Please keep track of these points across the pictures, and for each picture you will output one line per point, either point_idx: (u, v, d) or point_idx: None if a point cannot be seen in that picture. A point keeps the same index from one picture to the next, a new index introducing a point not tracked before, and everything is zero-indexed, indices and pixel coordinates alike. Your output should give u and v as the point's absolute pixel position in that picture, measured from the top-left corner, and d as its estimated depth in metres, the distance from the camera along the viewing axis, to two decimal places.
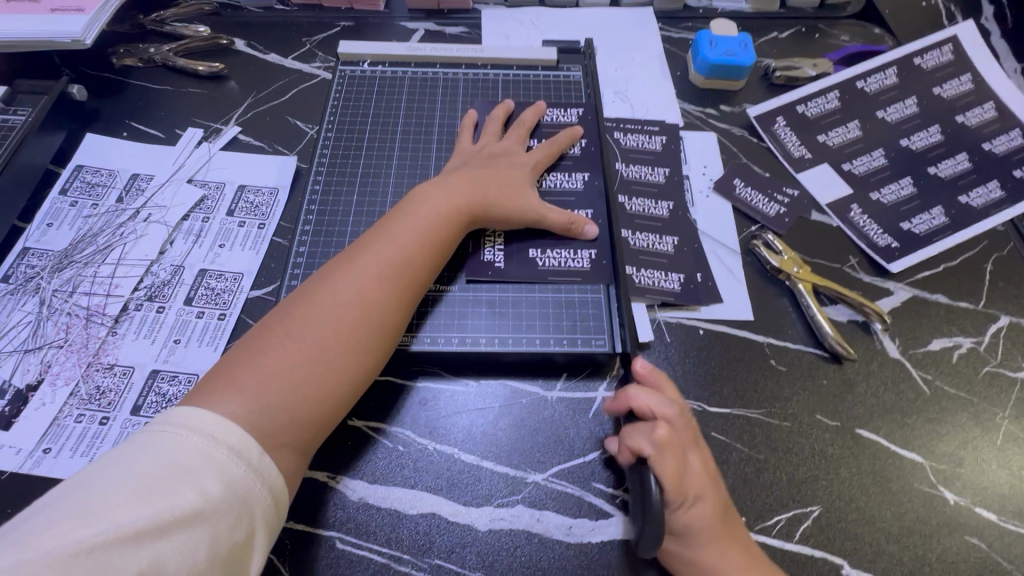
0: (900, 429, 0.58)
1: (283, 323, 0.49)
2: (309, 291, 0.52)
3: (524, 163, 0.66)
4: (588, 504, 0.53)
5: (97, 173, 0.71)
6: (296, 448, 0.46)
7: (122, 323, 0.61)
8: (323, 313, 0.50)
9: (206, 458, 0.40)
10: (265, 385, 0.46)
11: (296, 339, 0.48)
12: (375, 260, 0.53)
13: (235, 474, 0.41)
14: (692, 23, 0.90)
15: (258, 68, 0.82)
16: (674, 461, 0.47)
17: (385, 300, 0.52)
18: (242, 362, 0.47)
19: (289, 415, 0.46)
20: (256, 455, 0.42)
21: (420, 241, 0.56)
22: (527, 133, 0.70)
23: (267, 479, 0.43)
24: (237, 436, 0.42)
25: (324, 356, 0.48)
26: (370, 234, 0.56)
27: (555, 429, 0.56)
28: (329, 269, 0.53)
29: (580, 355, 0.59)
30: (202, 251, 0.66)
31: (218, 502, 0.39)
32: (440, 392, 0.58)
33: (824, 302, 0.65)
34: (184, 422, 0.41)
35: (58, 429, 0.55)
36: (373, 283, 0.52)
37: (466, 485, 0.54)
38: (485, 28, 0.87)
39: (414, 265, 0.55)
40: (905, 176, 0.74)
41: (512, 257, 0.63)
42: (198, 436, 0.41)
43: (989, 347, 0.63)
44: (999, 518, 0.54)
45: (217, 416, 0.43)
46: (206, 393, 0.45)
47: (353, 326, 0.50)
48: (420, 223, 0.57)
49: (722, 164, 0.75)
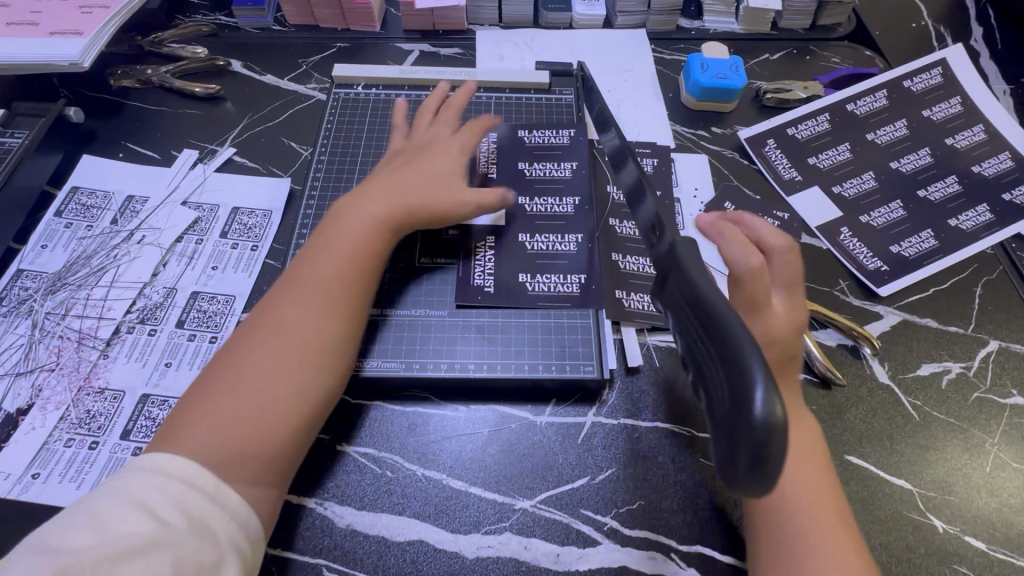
0: (889, 455, 0.58)
1: (229, 363, 0.49)
2: (247, 332, 0.51)
3: (444, 154, 0.65)
4: (576, 531, 0.53)
5: (93, 195, 0.72)
6: (262, 479, 0.46)
7: (114, 346, 0.61)
8: (265, 349, 0.50)
9: (162, 492, 0.41)
10: (219, 428, 0.45)
11: (244, 378, 0.48)
12: (308, 287, 0.53)
13: (191, 500, 0.42)
14: (684, 45, 0.91)
15: (254, 89, 0.83)
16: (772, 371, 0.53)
17: (325, 322, 0.52)
18: (195, 406, 0.47)
19: (247, 448, 0.46)
20: (211, 485, 0.43)
21: (350, 257, 0.55)
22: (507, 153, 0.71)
23: (225, 502, 0.43)
24: (190, 468, 0.43)
25: (273, 386, 0.48)
26: (301, 259, 0.56)
27: (544, 455, 0.57)
28: (272, 300, 0.53)
29: (569, 380, 0.59)
30: (195, 273, 0.66)
31: (174, 526, 0.40)
32: (429, 417, 0.58)
33: (813, 326, 0.65)
34: (139, 463, 0.43)
35: (47, 454, 0.55)
36: (308, 310, 0.52)
37: (454, 512, 0.54)
38: (480, 49, 0.88)
39: (348, 279, 0.54)
40: (895, 199, 0.75)
41: (498, 275, 0.64)
42: (155, 475, 0.42)
43: (978, 372, 0.63)
44: (988, 546, 0.54)
45: (173, 456, 0.44)
46: (163, 441, 0.45)
47: (298, 354, 0.50)
48: (352, 240, 0.56)
49: (713, 187, 0.76)
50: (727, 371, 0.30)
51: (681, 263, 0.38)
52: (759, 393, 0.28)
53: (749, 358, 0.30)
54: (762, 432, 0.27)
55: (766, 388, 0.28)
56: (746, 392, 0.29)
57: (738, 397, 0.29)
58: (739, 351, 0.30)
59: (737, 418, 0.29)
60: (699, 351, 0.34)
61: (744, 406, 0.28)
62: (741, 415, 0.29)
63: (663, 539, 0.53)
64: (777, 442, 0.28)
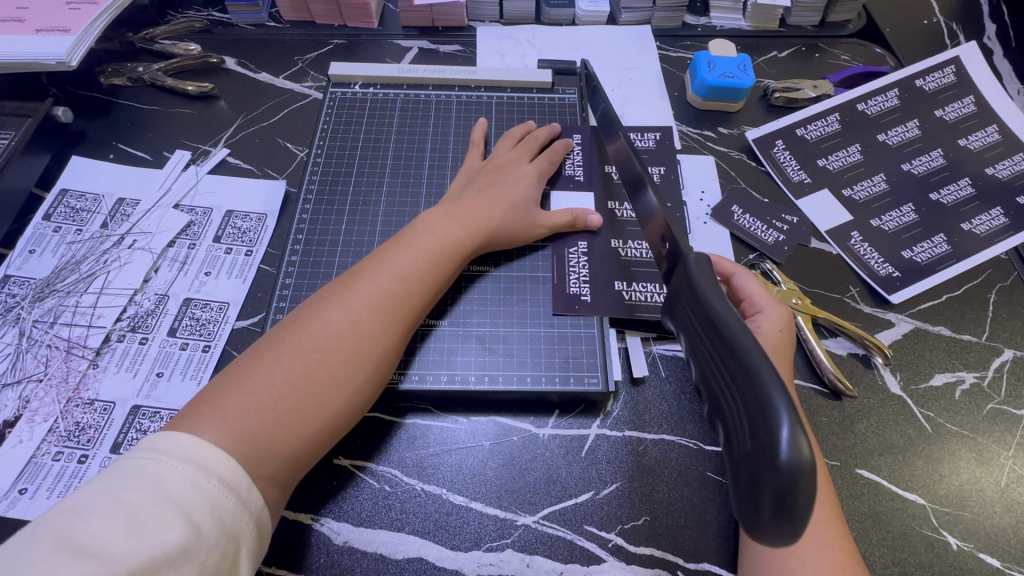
0: (901, 469, 0.57)
1: (271, 351, 0.47)
2: (302, 317, 0.50)
3: (529, 180, 0.65)
4: (579, 549, 0.51)
5: (82, 197, 0.70)
6: (278, 482, 0.44)
7: (103, 355, 0.59)
8: (313, 342, 0.48)
9: (198, 491, 0.38)
10: (250, 416, 0.43)
11: (285, 368, 0.46)
12: (371, 290, 0.52)
13: (225, 506, 0.39)
14: (690, 42, 0.88)
15: (249, 88, 0.81)
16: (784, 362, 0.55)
17: (379, 332, 0.51)
18: (225, 390, 0.45)
19: (272, 447, 0.43)
20: (245, 488, 0.41)
21: (419, 271, 0.54)
22: (538, 145, 0.70)
23: (253, 508, 0.41)
24: (227, 466, 0.40)
25: (313, 387, 0.46)
26: (366, 262, 0.55)
27: (546, 469, 0.55)
28: (325, 295, 0.52)
29: (573, 393, 0.57)
30: (187, 279, 0.64)
31: (208, 537, 0.37)
32: (429, 429, 0.57)
33: (823, 334, 0.64)
34: (173, 450, 0.39)
35: (34, 468, 0.53)
36: (367, 314, 0.51)
37: (454, 529, 0.52)
38: (480, 46, 0.85)
39: (414, 295, 0.53)
40: (907, 202, 0.73)
41: (592, 283, 0.63)
42: (189, 467, 0.39)
43: (992, 382, 0.62)
44: (1003, 564, 0.52)
45: (203, 444, 0.40)
46: (190, 420, 0.42)
47: (343, 358, 0.48)
48: (422, 252, 0.56)
49: (720, 189, 0.74)
50: (747, 402, 0.29)
51: (693, 282, 0.37)
52: (786, 431, 0.27)
53: (773, 391, 0.28)
54: (787, 474, 0.27)
55: (792, 425, 0.27)
56: (772, 429, 0.27)
57: (762, 436, 0.28)
58: (762, 382, 0.29)
59: (760, 456, 0.28)
60: (715, 377, 0.33)
61: (769, 444, 0.27)
62: (765, 453, 0.27)
63: (670, 557, 0.51)
64: (804, 485, 0.27)
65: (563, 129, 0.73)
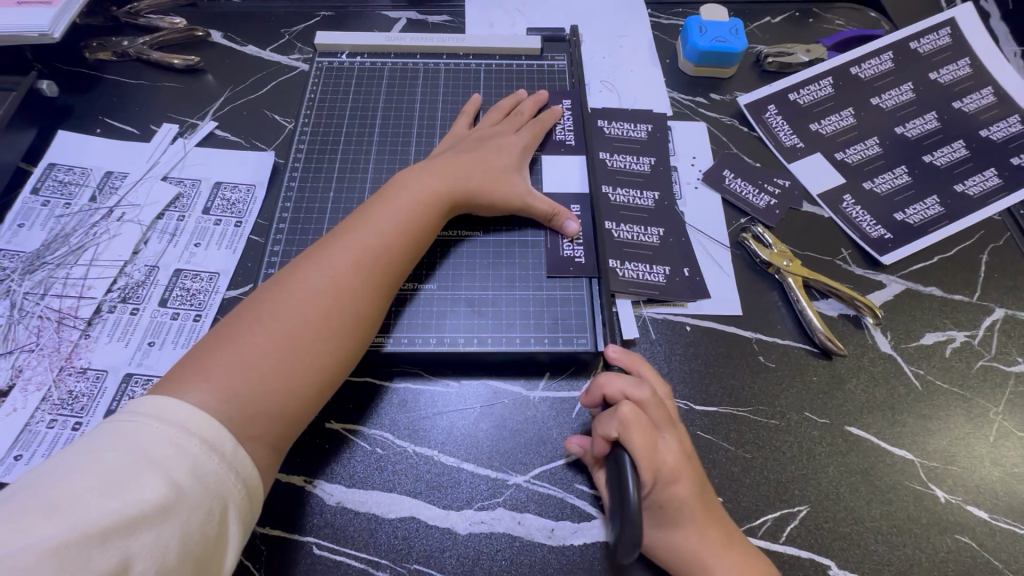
0: (890, 425, 0.57)
1: (254, 312, 0.48)
2: (282, 278, 0.50)
3: (509, 144, 0.65)
4: (571, 506, 0.52)
5: (70, 171, 0.69)
6: (268, 443, 0.44)
7: (95, 326, 0.59)
8: (293, 301, 0.48)
9: (179, 450, 0.39)
10: (235, 375, 0.44)
11: (266, 327, 0.47)
12: (350, 249, 0.52)
13: (208, 467, 0.39)
14: (681, 8, 0.87)
15: (236, 61, 0.80)
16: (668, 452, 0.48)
17: (360, 289, 0.51)
18: (209, 352, 0.45)
19: (258, 404, 0.44)
20: (230, 448, 0.41)
21: (397, 231, 0.54)
22: (527, 119, 0.69)
23: (240, 469, 0.41)
24: (210, 427, 0.40)
25: (294, 343, 0.47)
26: (346, 223, 0.55)
27: (537, 430, 0.55)
28: (304, 257, 0.52)
29: (562, 354, 0.57)
30: (177, 251, 0.64)
31: (189, 496, 0.37)
32: (420, 393, 0.57)
33: (814, 296, 0.64)
34: (156, 413, 0.40)
35: (29, 435, 0.53)
36: (347, 271, 0.51)
37: (446, 489, 0.53)
38: (469, 16, 0.84)
39: (392, 252, 0.53)
40: (900, 165, 0.72)
41: (587, 246, 0.63)
42: (170, 428, 0.39)
43: (983, 341, 0.62)
44: (990, 516, 0.53)
45: (185, 406, 0.41)
46: (175, 383, 0.43)
47: (324, 315, 0.48)
48: (399, 212, 0.55)
49: (711, 154, 0.73)
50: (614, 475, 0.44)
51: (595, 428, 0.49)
52: (630, 492, 0.41)
53: (625, 467, 0.43)
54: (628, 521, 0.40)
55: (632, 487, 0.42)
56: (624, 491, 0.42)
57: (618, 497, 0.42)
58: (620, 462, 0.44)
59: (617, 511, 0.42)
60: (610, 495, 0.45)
61: (623, 500, 0.41)
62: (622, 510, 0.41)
63: None
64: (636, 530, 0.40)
65: (551, 95, 0.73)
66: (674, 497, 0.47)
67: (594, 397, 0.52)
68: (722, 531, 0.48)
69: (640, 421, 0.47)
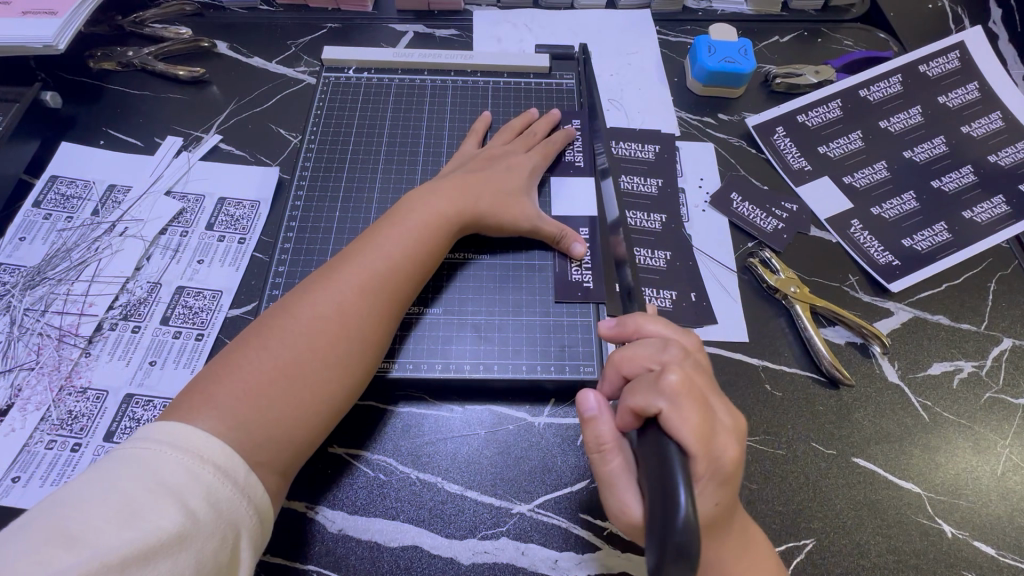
0: (897, 457, 0.56)
1: (261, 339, 0.47)
2: (290, 303, 0.50)
3: (518, 164, 0.64)
4: (576, 537, 0.51)
5: (72, 184, 0.69)
6: (277, 470, 0.44)
7: (96, 343, 0.59)
8: (301, 327, 0.48)
9: (192, 478, 0.38)
10: (243, 404, 0.43)
11: (274, 354, 0.46)
12: (358, 272, 0.51)
13: (223, 494, 0.39)
14: (690, 26, 0.87)
15: (241, 73, 0.79)
16: (688, 394, 0.41)
17: (368, 314, 0.50)
18: (216, 378, 0.45)
19: (267, 433, 0.43)
20: (242, 474, 0.40)
21: (406, 254, 0.54)
22: (537, 141, 0.68)
23: (253, 496, 0.41)
24: (223, 453, 0.40)
25: (302, 371, 0.46)
26: (353, 245, 0.54)
27: (542, 457, 0.55)
28: (312, 281, 0.52)
29: (568, 381, 0.57)
30: (179, 267, 0.64)
31: (203, 524, 0.37)
32: (424, 418, 0.56)
33: (821, 323, 0.63)
34: (170, 440, 0.39)
35: (28, 456, 0.53)
36: (355, 296, 0.50)
37: (449, 517, 0.52)
38: (477, 31, 0.84)
39: (400, 275, 0.53)
40: (908, 191, 0.72)
41: (595, 270, 0.62)
42: (183, 455, 0.39)
43: (990, 371, 0.61)
44: (997, 552, 0.53)
45: (196, 432, 0.40)
46: (182, 411, 0.42)
47: (332, 341, 0.48)
48: (408, 234, 0.55)
49: (719, 177, 0.73)
50: (657, 471, 0.37)
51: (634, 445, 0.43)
52: (682, 492, 0.34)
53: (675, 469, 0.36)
54: (683, 532, 0.33)
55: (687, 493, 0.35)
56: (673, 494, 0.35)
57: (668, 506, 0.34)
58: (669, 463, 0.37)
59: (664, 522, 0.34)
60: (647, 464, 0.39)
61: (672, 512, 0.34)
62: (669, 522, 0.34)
63: None
64: (691, 545, 0.33)
65: (561, 115, 0.72)
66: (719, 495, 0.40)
67: (614, 377, 0.48)
68: (737, 530, 0.44)
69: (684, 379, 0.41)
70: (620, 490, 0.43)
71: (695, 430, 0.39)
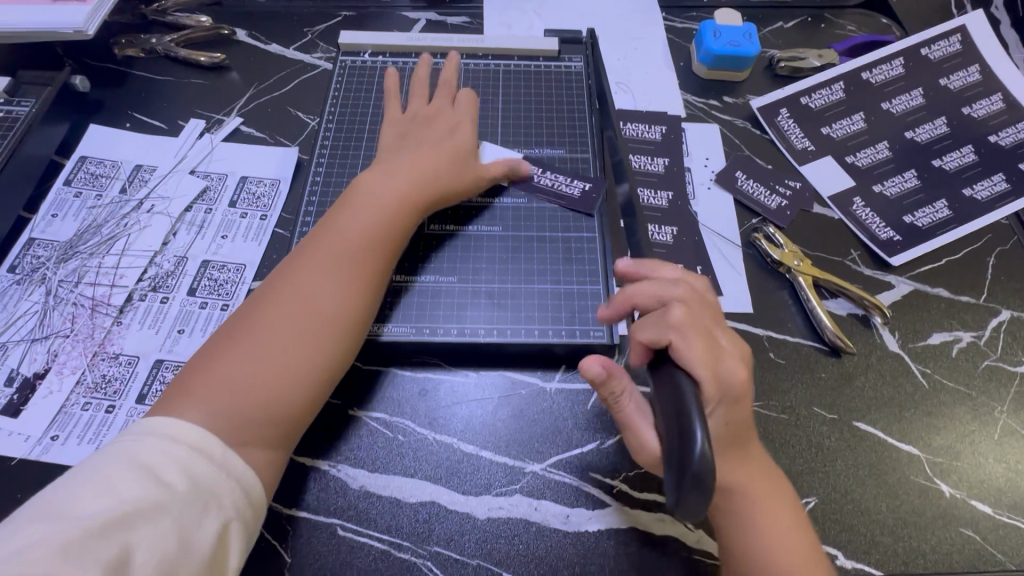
0: (897, 421, 0.58)
1: (236, 331, 0.50)
2: (260, 296, 0.52)
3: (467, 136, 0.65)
4: (586, 494, 0.54)
5: (101, 164, 0.72)
6: (265, 445, 0.47)
7: (126, 313, 0.61)
8: (272, 316, 0.50)
9: (168, 456, 0.41)
10: (223, 392, 0.46)
11: (249, 345, 0.48)
12: (322, 258, 0.53)
13: (199, 467, 0.42)
14: (696, 12, 0.89)
15: (261, 58, 0.82)
16: (700, 339, 0.45)
17: (336, 293, 0.52)
18: (198, 374, 0.47)
19: (249, 414, 0.46)
20: (219, 451, 0.43)
21: (371, 229, 0.55)
22: (471, 105, 0.68)
23: (232, 469, 0.44)
24: (197, 434, 0.43)
25: (276, 356, 0.48)
26: (316, 232, 0.56)
27: (553, 420, 0.57)
28: (282, 270, 0.54)
29: (578, 346, 0.59)
30: (204, 242, 0.66)
31: (180, 493, 0.40)
32: (440, 383, 0.59)
33: (824, 295, 0.65)
34: (147, 427, 0.43)
35: (65, 417, 0.56)
36: (321, 279, 0.52)
37: (465, 475, 0.54)
38: (487, 17, 0.86)
39: (365, 254, 0.54)
40: (909, 169, 0.74)
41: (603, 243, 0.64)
42: (159, 439, 0.42)
43: (989, 341, 0.63)
44: (994, 510, 0.54)
45: (172, 421, 0.44)
46: (165, 405, 0.46)
47: (304, 324, 0.50)
48: (367, 217, 0.56)
49: (724, 156, 0.75)
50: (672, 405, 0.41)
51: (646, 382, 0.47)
52: (698, 432, 0.37)
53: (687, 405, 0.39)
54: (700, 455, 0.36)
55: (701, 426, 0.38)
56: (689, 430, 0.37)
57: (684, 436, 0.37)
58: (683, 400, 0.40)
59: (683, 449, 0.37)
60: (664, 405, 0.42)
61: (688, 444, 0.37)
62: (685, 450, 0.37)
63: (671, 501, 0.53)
64: (710, 474, 0.36)
65: (569, 97, 0.75)
66: (728, 416, 0.46)
67: (626, 311, 0.51)
68: (750, 448, 0.48)
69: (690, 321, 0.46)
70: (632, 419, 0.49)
71: (702, 357, 0.44)
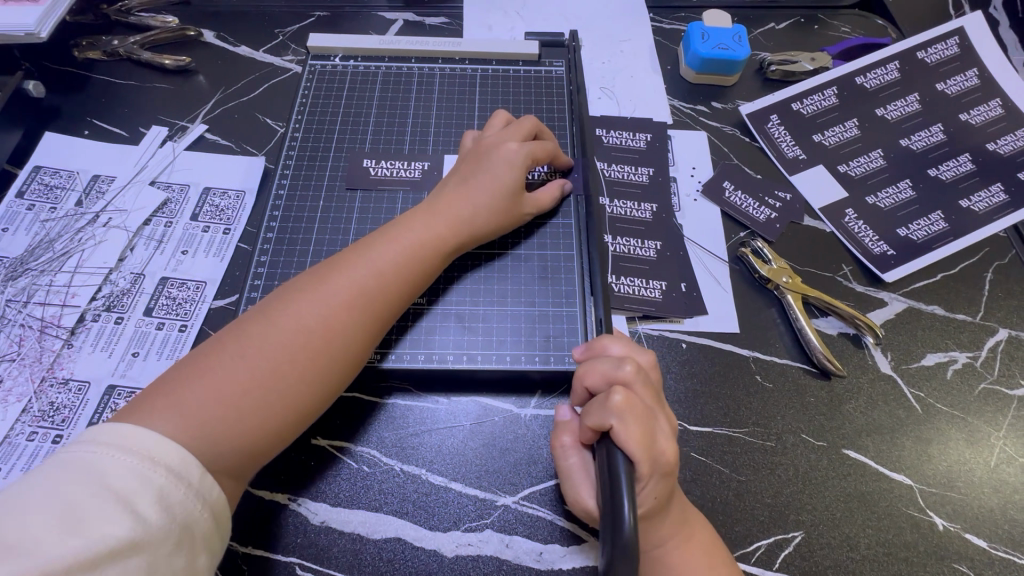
0: (888, 450, 0.56)
1: (236, 341, 0.46)
2: (271, 308, 0.49)
3: (511, 157, 0.59)
4: (561, 529, 0.51)
5: (56, 174, 0.68)
6: (233, 474, 0.44)
7: (78, 335, 0.58)
8: (279, 334, 0.47)
9: (143, 482, 0.38)
10: (210, 407, 0.43)
11: (248, 360, 0.45)
12: (345, 286, 0.50)
13: (175, 496, 0.38)
14: (684, 13, 0.85)
15: (228, 61, 0.78)
16: (639, 426, 0.42)
17: (349, 330, 0.49)
18: (184, 379, 0.44)
19: (230, 441, 0.43)
20: (197, 475, 0.40)
21: (397, 266, 0.52)
22: (529, 130, 0.62)
23: (207, 497, 0.40)
24: (176, 456, 0.40)
25: (272, 383, 0.45)
26: (343, 255, 0.53)
27: (528, 449, 0.54)
28: (295, 287, 0.50)
29: (553, 372, 0.56)
30: (163, 258, 0.63)
31: (155, 529, 0.37)
32: (410, 409, 0.56)
33: (813, 313, 0.62)
34: (117, 442, 0.39)
35: (8, 448, 0.52)
36: (339, 310, 0.49)
37: (433, 509, 0.51)
38: (466, 19, 0.82)
39: (390, 293, 0.51)
40: (904, 179, 0.71)
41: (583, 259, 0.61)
42: (135, 458, 0.38)
43: (986, 362, 0.60)
44: (989, 545, 0.52)
45: (152, 434, 0.40)
46: (140, 411, 0.42)
47: (310, 356, 0.47)
48: (399, 250, 0.53)
49: (711, 165, 0.72)
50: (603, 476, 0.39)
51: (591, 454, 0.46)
52: (625, 505, 0.35)
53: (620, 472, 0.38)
54: (625, 543, 0.34)
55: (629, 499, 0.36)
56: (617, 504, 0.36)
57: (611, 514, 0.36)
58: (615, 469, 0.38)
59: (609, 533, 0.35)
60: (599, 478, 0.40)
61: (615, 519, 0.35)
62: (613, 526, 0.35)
63: None
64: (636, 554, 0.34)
65: (548, 104, 0.72)
66: (660, 492, 0.43)
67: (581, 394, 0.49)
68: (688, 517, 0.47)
69: (631, 407, 0.43)
70: (578, 490, 0.47)
71: (639, 445, 0.41)
